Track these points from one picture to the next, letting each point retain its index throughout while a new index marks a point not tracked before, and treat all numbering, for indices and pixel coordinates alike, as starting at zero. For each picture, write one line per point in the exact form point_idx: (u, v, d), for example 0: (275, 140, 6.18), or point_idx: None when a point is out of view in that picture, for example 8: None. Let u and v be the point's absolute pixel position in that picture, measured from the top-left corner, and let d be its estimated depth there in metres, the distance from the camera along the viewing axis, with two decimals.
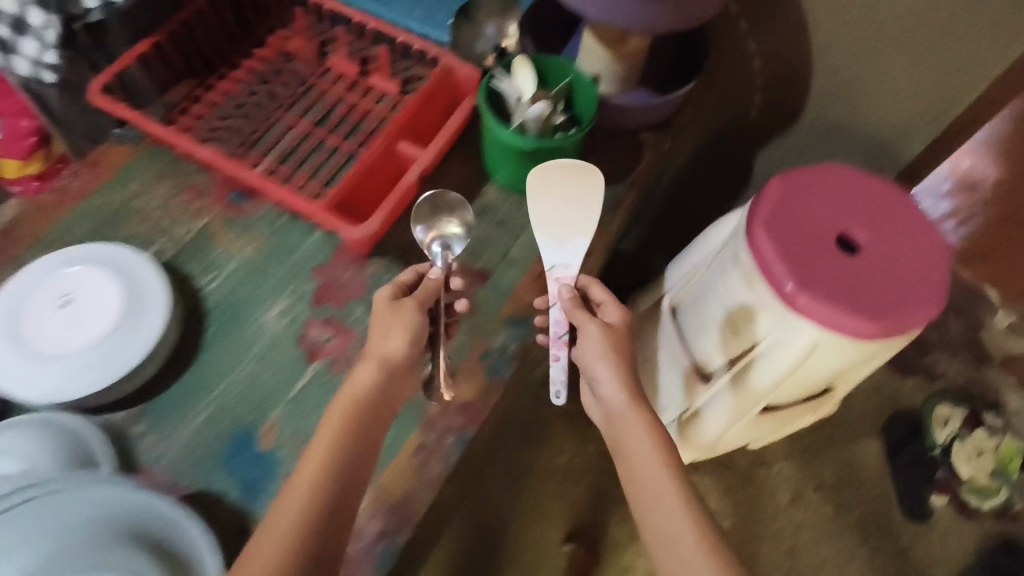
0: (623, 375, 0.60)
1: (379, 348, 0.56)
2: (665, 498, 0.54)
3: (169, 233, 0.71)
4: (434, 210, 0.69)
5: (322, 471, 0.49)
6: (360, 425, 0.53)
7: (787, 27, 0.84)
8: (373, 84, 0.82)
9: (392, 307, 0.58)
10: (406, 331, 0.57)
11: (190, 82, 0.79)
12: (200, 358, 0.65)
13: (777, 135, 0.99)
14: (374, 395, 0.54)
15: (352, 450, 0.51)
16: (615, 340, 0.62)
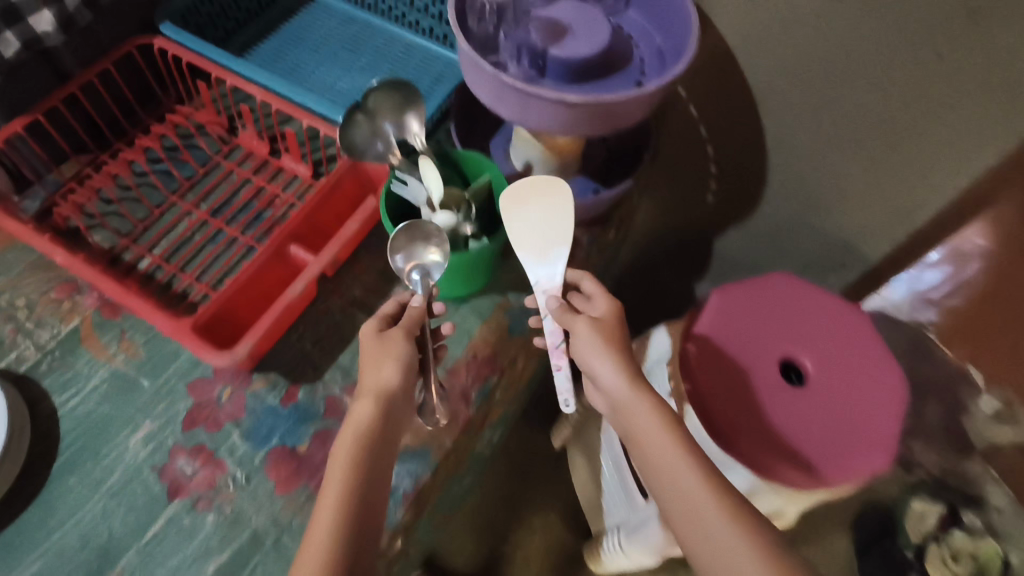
0: (621, 371, 0.53)
1: (375, 381, 0.51)
2: (704, 495, 0.46)
3: (31, 338, 0.63)
4: (415, 234, 0.59)
5: (345, 503, 0.44)
6: (373, 453, 0.47)
7: (740, 110, 0.77)
8: (282, 164, 0.75)
9: (381, 339, 0.53)
10: (398, 359, 0.52)
11: (80, 159, 0.72)
12: (45, 492, 0.57)
13: (736, 220, 0.91)
14: (381, 420, 0.49)
15: (371, 480, 0.46)
16: (608, 328, 0.55)
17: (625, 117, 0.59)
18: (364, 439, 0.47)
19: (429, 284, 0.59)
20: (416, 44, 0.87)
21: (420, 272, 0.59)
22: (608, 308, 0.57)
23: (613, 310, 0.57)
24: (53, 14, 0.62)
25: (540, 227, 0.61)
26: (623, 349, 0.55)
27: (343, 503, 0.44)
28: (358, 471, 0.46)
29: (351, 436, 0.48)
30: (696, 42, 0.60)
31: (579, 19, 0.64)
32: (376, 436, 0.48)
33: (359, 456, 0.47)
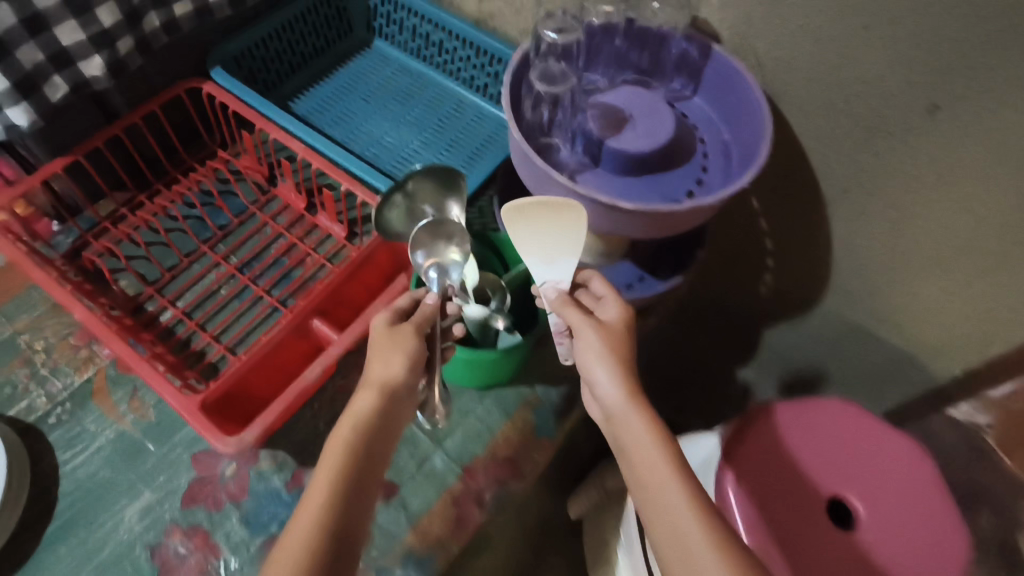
0: (621, 380, 0.47)
1: (377, 373, 0.47)
2: (696, 528, 0.40)
3: (43, 387, 0.61)
4: (441, 230, 0.56)
5: (333, 503, 0.40)
6: (368, 448, 0.43)
7: (807, 210, 0.71)
8: (317, 221, 0.72)
9: (392, 331, 0.49)
10: (405, 355, 0.48)
11: (117, 198, 0.70)
12: (33, 560, 0.55)
13: (791, 316, 0.85)
14: (382, 415, 0.45)
15: (360, 478, 0.42)
16: (618, 335, 0.49)
17: (684, 223, 0.55)
18: (360, 432, 0.43)
19: (447, 283, 0.54)
20: (469, 101, 0.84)
21: (439, 271, 0.54)
22: (619, 312, 0.51)
23: (624, 316, 0.50)
24: (103, 59, 0.60)
25: (550, 233, 0.52)
26: (630, 359, 0.49)
27: (329, 502, 0.40)
28: (351, 470, 0.42)
29: (347, 428, 0.44)
30: (769, 149, 0.55)
31: (642, 108, 0.59)
32: (374, 430, 0.44)
33: (354, 454, 0.42)
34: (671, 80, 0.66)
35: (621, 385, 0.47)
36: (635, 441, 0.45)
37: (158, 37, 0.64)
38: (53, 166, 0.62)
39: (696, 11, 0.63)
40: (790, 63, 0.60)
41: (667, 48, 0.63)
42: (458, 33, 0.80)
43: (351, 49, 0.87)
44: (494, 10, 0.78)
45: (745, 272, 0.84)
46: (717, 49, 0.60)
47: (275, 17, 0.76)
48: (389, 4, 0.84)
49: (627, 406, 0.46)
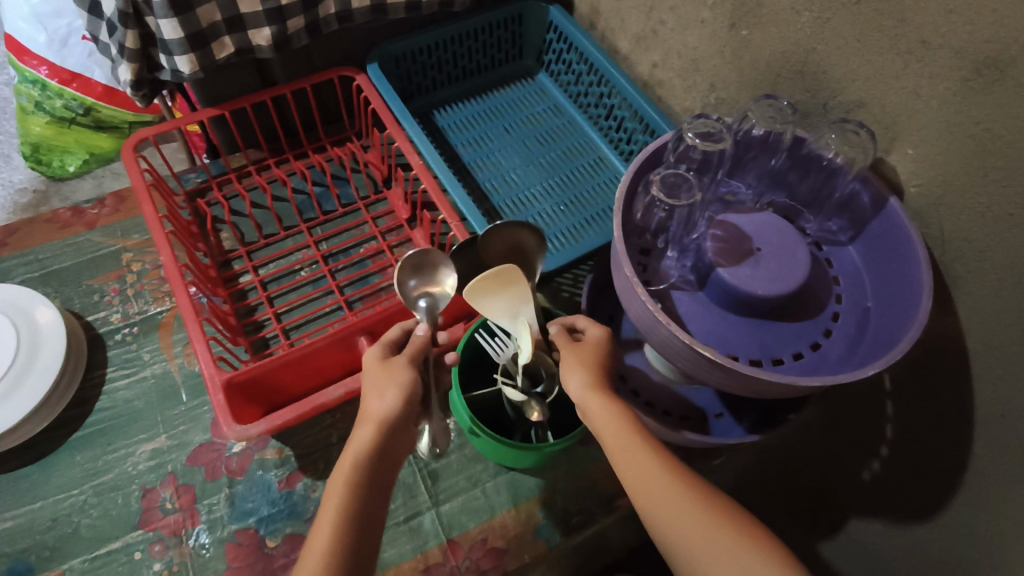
0: (597, 401, 0.45)
1: (373, 405, 0.43)
2: (701, 520, 0.38)
3: (123, 305, 0.67)
4: (427, 263, 0.54)
5: (336, 541, 0.36)
6: (375, 480, 0.40)
7: (940, 413, 0.53)
8: (412, 236, 0.72)
9: (385, 365, 0.45)
10: (402, 389, 0.44)
11: (249, 155, 0.75)
12: (52, 455, 0.59)
13: (873, 551, 0.62)
14: (384, 442, 0.42)
15: (370, 512, 0.39)
16: (591, 355, 0.48)
17: (772, 390, 0.47)
18: (364, 462, 0.40)
19: (434, 313, 0.54)
20: (608, 161, 0.79)
21: (428, 301, 0.54)
22: (600, 334, 0.49)
23: (602, 335, 0.49)
24: (271, 31, 0.64)
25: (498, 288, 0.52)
26: (603, 374, 0.47)
27: (337, 537, 0.36)
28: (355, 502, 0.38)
29: (352, 458, 0.40)
30: (910, 347, 0.45)
31: (775, 246, 0.51)
32: (378, 460, 0.41)
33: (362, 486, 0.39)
34: (828, 218, 0.56)
35: (599, 403, 0.45)
36: (622, 450, 0.42)
37: (329, 23, 0.68)
38: (201, 113, 0.67)
39: (885, 152, 0.52)
40: (984, 251, 0.46)
41: (834, 184, 0.54)
42: (617, 89, 0.75)
43: (513, 76, 0.87)
44: (664, 79, 0.74)
45: (836, 473, 0.64)
46: (894, 203, 0.49)
47: (446, 29, 0.77)
48: (563, 42, 0.81)
49: (612, 429, 0.43)
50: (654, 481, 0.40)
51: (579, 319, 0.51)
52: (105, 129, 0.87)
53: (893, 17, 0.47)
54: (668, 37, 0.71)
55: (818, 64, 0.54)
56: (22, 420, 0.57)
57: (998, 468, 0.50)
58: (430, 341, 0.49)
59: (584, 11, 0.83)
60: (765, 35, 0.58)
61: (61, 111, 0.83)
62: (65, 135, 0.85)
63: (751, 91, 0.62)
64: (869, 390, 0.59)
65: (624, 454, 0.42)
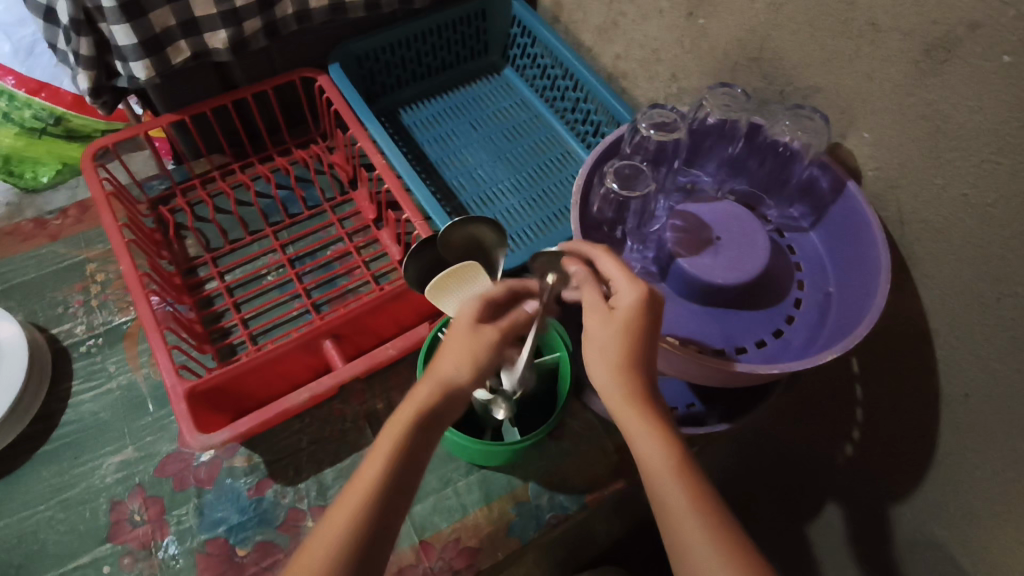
0: (631, 398, 0.39)
1: (444, 370, 0.39)
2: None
3: (88, 316, 0.67)
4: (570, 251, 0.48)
5: (348, 542, 0.34)
6: (400, 476, 0.37)
7: (905, 395, 0.53)
8: (380, 236, 0.72)
9: (474, 328, 0.41)
10: (479, 362, 0.40)
11: (212, 161, 0.75)
12: (17, 471, 0.58)
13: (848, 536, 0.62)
14: (432, 416, 0.38)
15: (387, 513, 0.36)
16: (627, 336, 0.40)
17: (734, 378, 0.47)
18: (391, 458, 0.37)
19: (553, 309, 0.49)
20: (576, 154, 0.79)
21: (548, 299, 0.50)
22: (641, 303, 0.40)
23: (638, 306, 0.40)
24: (228, 34, 0.63)
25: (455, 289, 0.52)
26: (643, 360, 0.40)
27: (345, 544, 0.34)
28: (371, 506, 0.35)
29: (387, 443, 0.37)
30: (867, 331, 0.45)
31: (735, 234, 0.51)
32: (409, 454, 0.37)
33: (384, 485, 0.36)
34: (789, 204, 0.56)
35: (632, 404, 0.39)
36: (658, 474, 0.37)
37: (287, 24, 0.67)
38: (162, 119, 0.66)
39: (841, 137, 0.52)
40: (940, 232, 0.46)
41: (792, 169, 0.54)
42: (582, 82, 0.74)
43: (479, 72, 0.86)
44: (627, 71, 0.74)
45: (811, 459, 0.64)
46: (851, 187, 0.49)
47: (408, 27, 0.77)
48: (527, 37, 0.81)
49: (640, 439, 0.38)
50: (685, 515, 0.36)
51: (612, 268, 0.43)
52: (76, 139, 0.85)
53: (842, 2, 0.47)
54: (630, 28, 0.70)
55: (773, 51, 0.54)
56: None
57: (964, 448, 0.50)
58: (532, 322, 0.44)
59: (548, 4, 0.83)
60: (721, 24, 0.58)
61: (30, 121, 0.81)
62: (37, 146, 0.83)
63: (711, 80, 0.62)
64: (837, 376, 0.59)
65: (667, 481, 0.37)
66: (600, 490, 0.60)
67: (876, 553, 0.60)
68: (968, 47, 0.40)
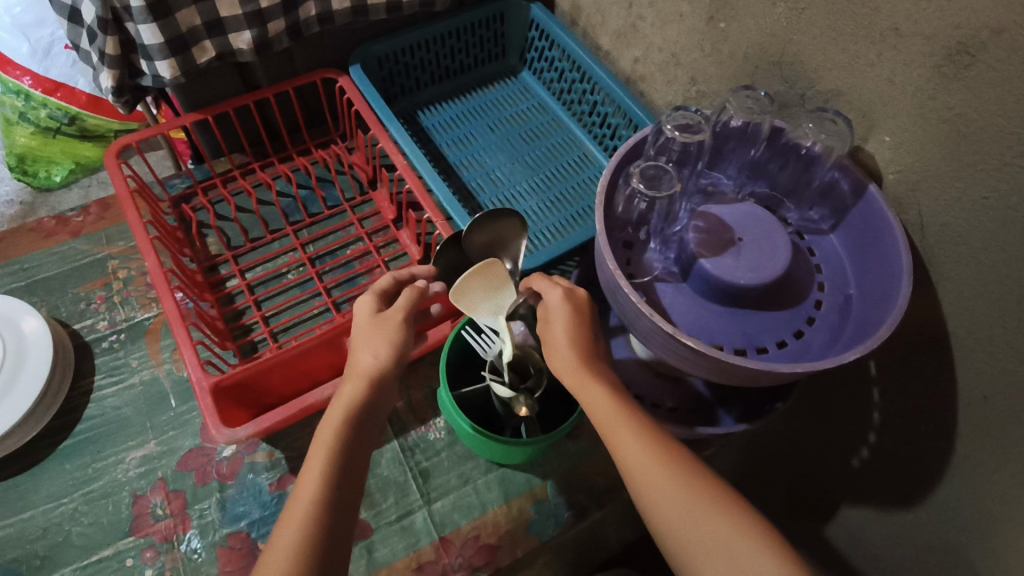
0: (570, 368, 0.46)
1: (362, 361, 0.45)
2: (672, 487, 0.40)
3: (111, 312, 0.67)
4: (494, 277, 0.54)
5: (309, 534, 0.37)
6: (345, 474, 0.40)
7: (924, 397, 0.54)
8: (400, 236, 0.72)
9: (377, 319, 0.48)
10: (390, 343, 0.46)
11: (233, 160, 0.76)
12: (41, 464, 0.59)
13: (864, 538, 0.62)
14: (363, 407, 0.43)
15: (343, 507, 0.39)
16: (560, 324, 0.48)
17: (755, 378, 0.47)
18: (334, 456, 0.40)
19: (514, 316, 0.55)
20: (593, 157, 0.79)
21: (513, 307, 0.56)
22: (565, 296, 0.49)
23: (563, 300, 0.49)
24: (252, 35, 0.64)
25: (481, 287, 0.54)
26: (568, 332, 0.47)
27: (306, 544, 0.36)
28: (326, 505, 0.38)
29: (325, 442, 0.41)
30: (890, 332, 0.45)
31: (756, 235, 0.51)
32: (350, 449, 0.41)
33: (338, 459, 0.40)
34: (810, 206, 0.56)
35: (565, 363, 0.46)
36: (594, 412, 0.44)
37: (310, 26, 0.68)
38: (185, 118, 0.67)
39: (863, 140, 0.52)
40: (962, 235, 0.47)
41: (813, 173, 0.54)
42: (601, 86, 0.75)
43: (496, 75, 0.87)
44: (646, 74, 0.74)
45: (829, 462, 0.64)
46: (873, 190, 0.50)
47: (427, 29, 0.78)
48: (545, 40, 0.82)
49: (573, 385, 0.45)
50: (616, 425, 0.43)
51: (539, 281, 0.51)
52: (89, 139, 0.86)
53: (866, 7, 0.47)
54: (649, 32, 0.71)
55: (794, 54, 0.55)
56: (6, 434, 0.56)
57: (982, 450, 0.50)
58: (420, 295, 0.49)
59: (565, 8, 0.83)
60: (742, 28, 0.59)
61: (45, 121, 0.82)
62: (51, 146, 0.84)
63: (731, 82, 0.63)
64: (856, 378, 0.59)
65: (600, 412, 0.44)
66: (619, 489, 0.61)
67: (892, 557, 0.60)
68: (993, 51, 0.40)
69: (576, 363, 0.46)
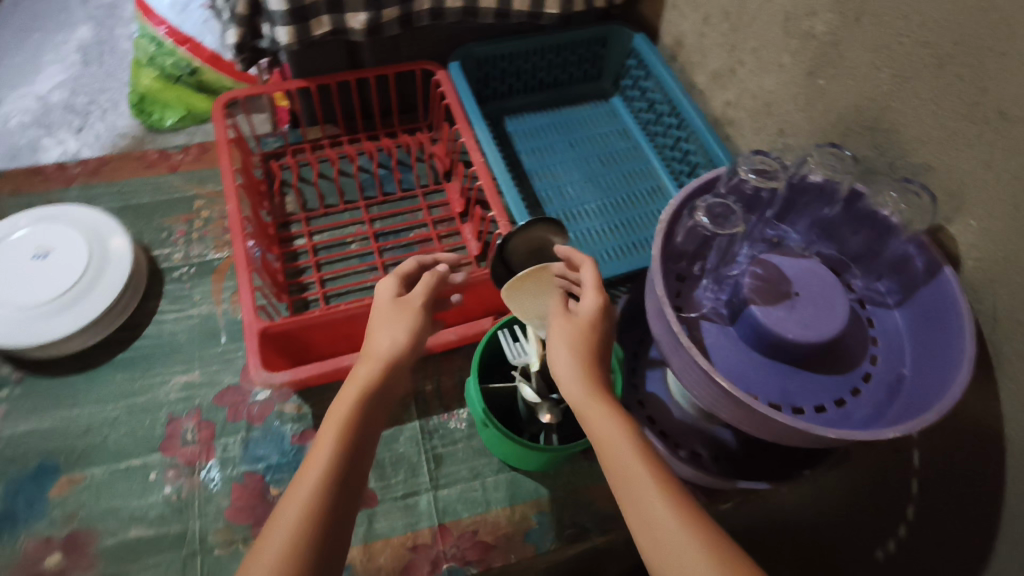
0: (589, 397, 0.42)
1: (379, 343, 0.45)
2: (682, 529, 0.35)
3: (188, 246, 0.72)
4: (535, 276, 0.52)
5: (310, 514, 0.36)
6: (348, 466, 0.39)
7: (965, 499, 0.51)
8: (463, 230, 0.75)
9: (397, 303, 0.48)
10: (408, 329, 0.46)
11: (325, 130, 0.80)
12: (97, 369, 0.63)
13: None
14: (376, 390, 0.43)
15: (346, 496, 0.38)
16: (585, 329, 0.46)
17: (784, 435, 0.46)
18: (342, 436, 0.40)
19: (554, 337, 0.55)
20: (666, 190, 0.79)
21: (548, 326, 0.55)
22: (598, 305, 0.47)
23: (596, 305, 0.47)
24: (366, 17, 0.68)
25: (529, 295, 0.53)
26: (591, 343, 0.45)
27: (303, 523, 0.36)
28: (327, 485, 0.37)
29: (334, 421, 0.40)
30: (938, 418, 0.43)
31: (815, 293, 0.50)
32: (355, 432, 0.40)
33: (344, 439, 0.39)
34: (877, 278, 0.55)
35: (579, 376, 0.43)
36: (602, 434, 0.41)
37: (421, 19, 0.72)
38: (290, 83, 0.72)
39: (946, 220, 0.50)
40: None
41: (887, 244, 0.53)
42: (687, 123, 0.75)
43: (587, 95, 0.89)
44: (735, 118, 0.74)
45: (850, 545, 0.61)
46: (947, 272, 0.48)
47: (529, 41, 0.80)
48: (641, 70, 0.83)
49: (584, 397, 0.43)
50: (620, 451, 0.39)
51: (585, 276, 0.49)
52: (204, 91, 0.93)
53: (973, 85, 0.46)
54: (746, 78, 0.71)
55: (889, 122, 0.54)
56: (76, 332, 0.62)
57: (1018, 568, 0.46)
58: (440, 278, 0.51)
59: (668, 42, 0.84)
60: (841, 86, 0.58)
61: (170, 68, 0.90)
62: (170, 91, 0.92)
63: (820, 139, 0.62)
64: (895, 464, 0.56)
65: (605, 432, 0.40)
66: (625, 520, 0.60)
67: None
68: None
69: (592, 390, 0.43)
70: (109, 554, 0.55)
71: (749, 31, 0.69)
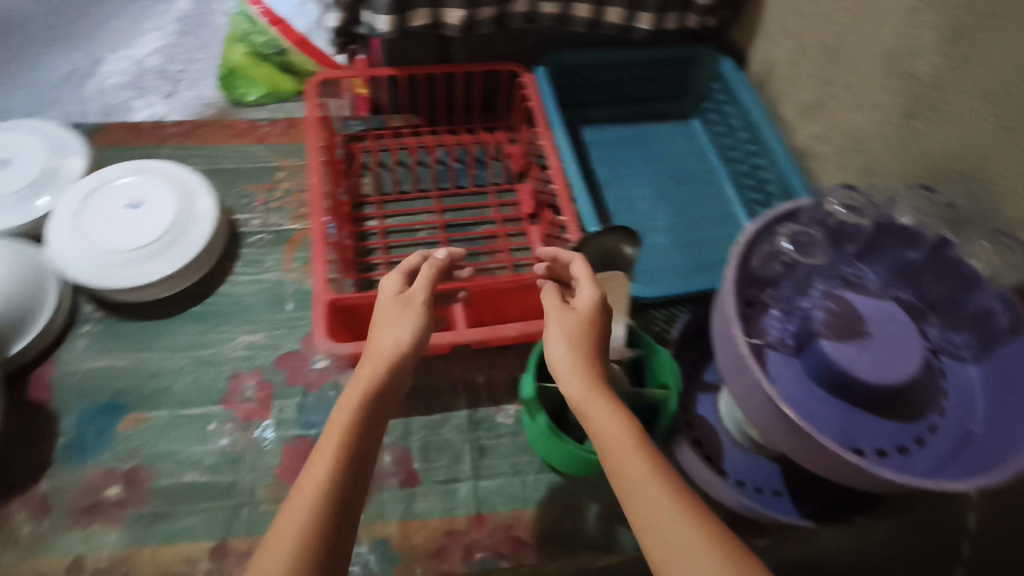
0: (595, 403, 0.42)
1: (385, 342, 0.45)
2: (698, 551, 0.34)
3: (267, 214, 0.75)
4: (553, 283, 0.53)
5: (315, 513, 0.36)
6: (354, 464, 0.38)
7: None
8: (530, 230, 0.76)
9: (399, 297, 0.48)
10: (413, 326, 0.46)
11: (407, 118, 0.83)
12: (171, 319, 0.67)
13: None
14: (382, 388, 0.42)
15: (351, 494, 0.37)
16: (584, 327, 0.46)
17: (841, 474, 0.45)
18: (348, 434, 0.39)
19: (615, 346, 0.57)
20: (737, 216, 0.79)
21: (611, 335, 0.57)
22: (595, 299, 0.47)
23: (592, 301, 0.47)
24: (464, 14, 0.70)
25: None
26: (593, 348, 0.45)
27: (311, 525, 0.35)
28: (332, 483, 0.37)
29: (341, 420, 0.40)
30: (1007, 478, 0.42)
31: (888, 335, 0.49)
32: (362, 431, 0.40)
33: (350, 437, 0.39)
34: (956, 330, 0.52)
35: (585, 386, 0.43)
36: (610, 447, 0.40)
37: (516, 21, 0.73)
38: (381, 70, 0.74)
39: None
40: None
41: (971, 296, 0.50)
42: (768, 151, 0.74)
43: (667, 113, 0.89)
44: (820, 152, 0.73)
45: None
46: None
47: (617, 54, 0.80)
48: (726, 94, 0.82)
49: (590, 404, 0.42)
50: (630, 467, 0.38)
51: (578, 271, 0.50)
52: (290, 72, 0.95)
53: None
54: (836, 112, 0.70)
55: (989, 170, 0.52)
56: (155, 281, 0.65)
57: None
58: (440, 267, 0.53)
59: (756, 69, 0.84)
60: (939, 129, 0.57)
61: (261, 45, 0.93)
62: (259, 68, 0.95)
63: (909, 180, 0.61)
64: None
65: (615, 443, 0.39)
66: None
67: None
68: None
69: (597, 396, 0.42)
70: (165, 494, 0.57)
71: (846, 65, 0.68)
